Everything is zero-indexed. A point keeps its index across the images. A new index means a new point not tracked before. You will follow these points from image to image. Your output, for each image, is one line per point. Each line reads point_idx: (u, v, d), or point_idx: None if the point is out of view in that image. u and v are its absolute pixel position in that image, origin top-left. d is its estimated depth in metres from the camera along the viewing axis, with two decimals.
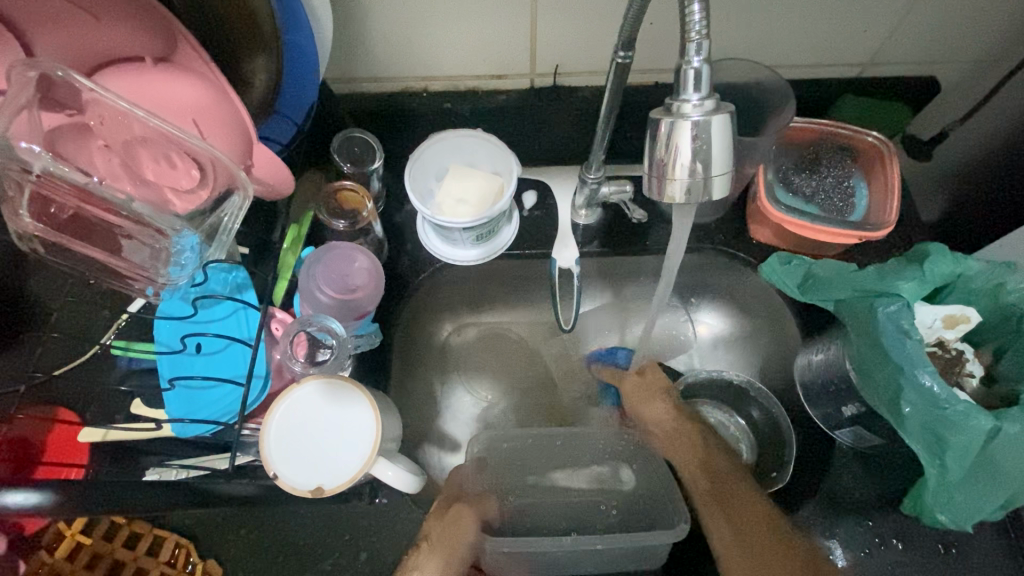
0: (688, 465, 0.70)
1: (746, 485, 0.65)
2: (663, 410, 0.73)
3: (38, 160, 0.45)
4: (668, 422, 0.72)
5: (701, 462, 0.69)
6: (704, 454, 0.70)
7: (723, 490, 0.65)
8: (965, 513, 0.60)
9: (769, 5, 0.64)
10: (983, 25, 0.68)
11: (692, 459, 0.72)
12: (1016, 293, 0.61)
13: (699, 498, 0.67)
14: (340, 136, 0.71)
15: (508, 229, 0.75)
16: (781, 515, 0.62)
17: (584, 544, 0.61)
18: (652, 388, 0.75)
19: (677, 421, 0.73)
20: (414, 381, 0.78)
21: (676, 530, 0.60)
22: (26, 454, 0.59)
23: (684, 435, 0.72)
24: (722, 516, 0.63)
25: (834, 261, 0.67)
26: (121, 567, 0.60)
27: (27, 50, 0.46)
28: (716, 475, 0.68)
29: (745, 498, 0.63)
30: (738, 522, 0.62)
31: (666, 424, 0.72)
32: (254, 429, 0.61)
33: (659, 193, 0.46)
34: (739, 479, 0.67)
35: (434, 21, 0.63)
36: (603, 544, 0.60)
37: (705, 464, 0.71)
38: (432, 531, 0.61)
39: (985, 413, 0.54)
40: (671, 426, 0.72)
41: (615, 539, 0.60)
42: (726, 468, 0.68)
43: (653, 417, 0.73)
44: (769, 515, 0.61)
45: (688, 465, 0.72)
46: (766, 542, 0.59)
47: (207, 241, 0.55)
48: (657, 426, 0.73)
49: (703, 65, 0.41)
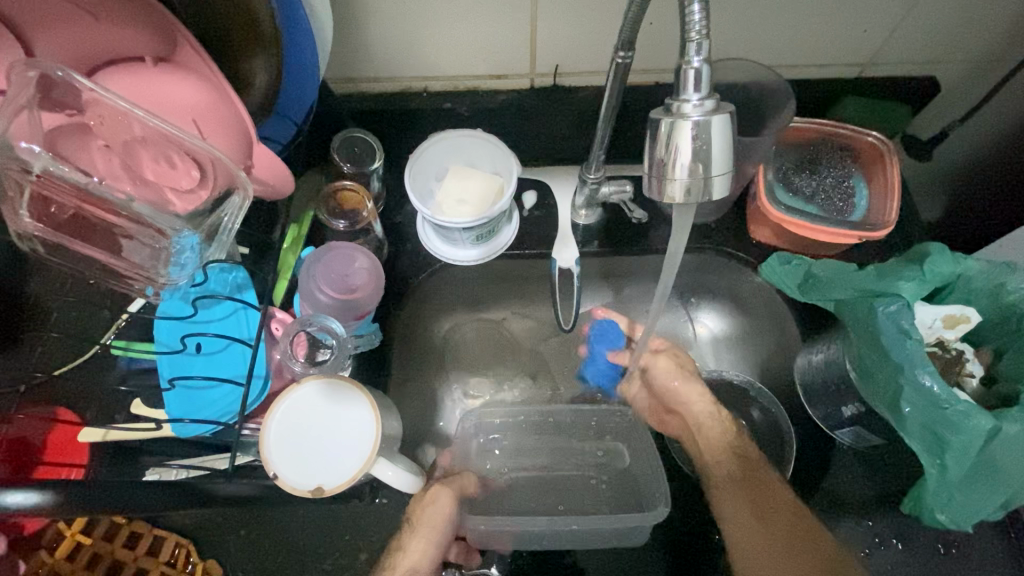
0: (713, 450, 0.72)
1: (772, 475, 0.66)
2: (698, 395, 0.76)
3: (38, 161, 0.45)
4: (707, 406, 0.76)
5: (726, 448, 0.71)
6: (733, 442, 0.71)
7: (751, 478, 0.66)
8: (965, 513, 0.60)
9: (769, 6, 0.64)
10: (984, 25, 0.68)
11: (710, 444, 0.72)
12: (1017, 292, 0.61)
13: (721, 476, 0.68)
14: (340, 136, 0.71)
15: (508, 228, 0.75)
16: (797, 506, 0.62)
17: (561, 525, 0.62)
18: (685, 369, 0.79)
19: (711, 407, 0.75)
20: (414, 381, 0.78)
21: (655, 513, 0.61)
22: (25, 454, 0.60)
23: (719, 421, 0.74)
24: (746, 503, 0.65)
25: (834, 261, 0.68)
26: (121, 567, 0.61)
27: (27, 51, 0.46)
28: (747, 458, 0.69)
29: (769, 485, 0.65)
30: (760, 510, 0.63)
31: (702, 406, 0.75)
32: (254, 429, 0.62)
33: (659, 193, 0.46)
34: (767, 470, 0.67)
35: (434, 20, 0.63)
36: (581, 524, 0.62)
37: (719, 451, 0.71)
38: (416, 511, 0.63)
39: (985, 414, 0.54)
40: (707, 412, 0.75)
41: (594, 520, 0.62)
42: (752, 451, 0.70)
43: (694, 399, 0.76)
44: (792, 499, 0.63)
45: (709, 449, 0.72)
46: (784, 527, 0.61)
47: (207, 242, 0.55)
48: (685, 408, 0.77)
49: (702, 65, 0.41)
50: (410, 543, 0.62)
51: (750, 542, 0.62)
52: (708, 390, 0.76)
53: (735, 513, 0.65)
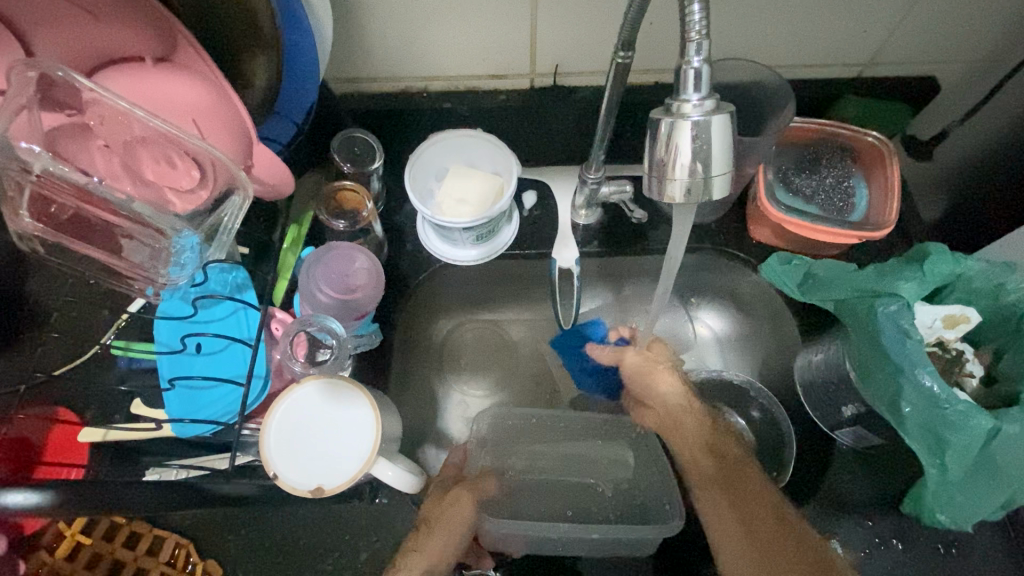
0: (692, 445, 0.69)
1: (755, 479, 0.63)
2: (672, 383, 0.72)
3: (38, 160, 0.45)
4: (677, 392, 0.72)
5: (706, 444, 0.68)
6: (710, 438, 0.68)
7: (733, 483, 0.64)
8: (965, 513, 0.60)
9: (769, 6, 0.64)
10: (984, 26, 0.68)
11: (687, 440, 0.69)
12: (1016, 293, 0.61)
13: (705, 483, 0.65)
14: (340, 136, 0.71)
15: (507, 229, 0.74)
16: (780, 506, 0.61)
17: (583, 531, 0.62)
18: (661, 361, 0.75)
19: (683, 398, 0.72)
20: (414, 381, 0.78)
21: (670, 526, 0.61)
22: (25, 454, 0.59)
23: (692, 415, 0.70)
24: (733, 512, 0.62)
25: (833, 261, 0.68)
26: (121, 567, 0.60)
27: (27, 50, 0.45)
28: (726, 459, 0.66)
29: (752, 488, 0.62)
30: (744, 521, 0.60)
31: (671, 398, 0.72)
32: (254, 429, 0.61)
33: (659, 193, 0.46)
34: (748, 466, 0.65)
35: (434, 20, 0.63)
36: (601, 532, 0.62)
37: (697, 449, 0.68)
38: (432, 512, 0.63)
39: (985, 414, 0.54)
40: (678, 405, 0.71)
41: (616, 529, 0.62)
42: (732, 453, 0.67)
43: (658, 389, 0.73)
44: (776, 509, 0.60)
45: (685, 446, 0.69)
46: (768, 527, 0.59)
47: (207, 242, 0.55)
48: (658, 402, 0.73)
49: (703, 65, 0.41)
50: (427, 545, 0.60)
51: (730, 538, 0.60)
52: (678, 378, 0.73)
53: (722, 523, 0.62)
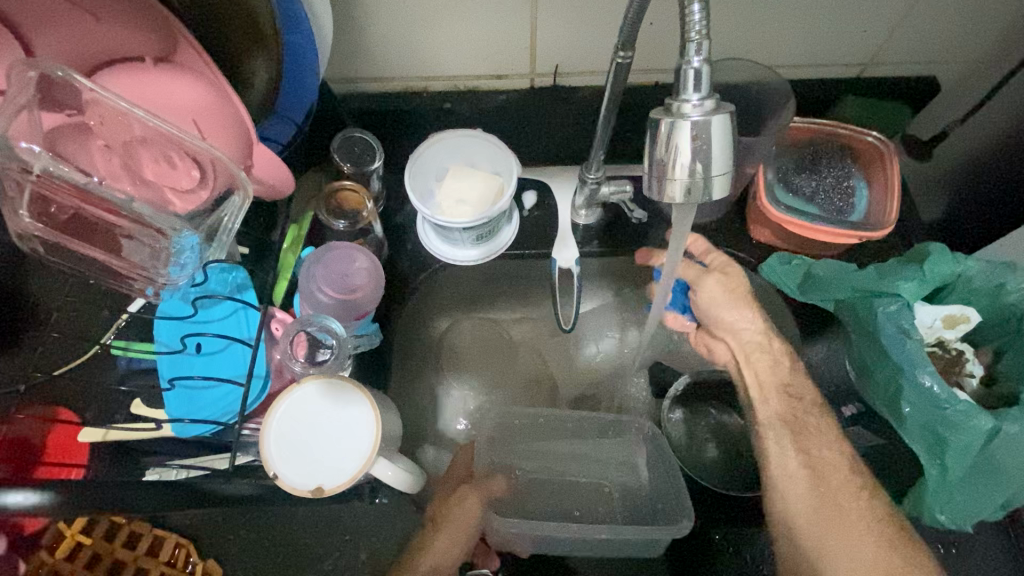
0: (765, 381, 0.67)
1: (823, 436, 0.63)
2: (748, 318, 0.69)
3: (38, 160, 0.45)
4: (754, 330, 0.69)
5: (779, 381, 0.67)
6: (785, 377, 0.67)
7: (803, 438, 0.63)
8: (966, 513, 0.59)
9: (769, 6, 0.64)
10: (984, 25, 0.68)
11: (761, 375, 0.68)
12: (1017, 293, 0.60)
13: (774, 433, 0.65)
14: (340, 136, 0.71)
15: (508, 229, 0.74)
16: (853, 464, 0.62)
17: (590, 533, 0.61)
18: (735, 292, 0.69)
19: (760, 335, 0.69)
20: (414, 381, 0.78)
21: (676, 528, 0.60)
22: (24, 454, 0.59)
23: (769, 353, 0.68)
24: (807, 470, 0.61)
25: (834, 261, 0.67)
26: (121, 567, 0.60)
27: (27, 50, 0.46)
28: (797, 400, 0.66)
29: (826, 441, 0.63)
30: (817, 482, 0.60)
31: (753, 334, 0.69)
32: (254, 430, 0.62)
33: (659, 193, 0.46)
34: (816, 413, 0.65)
35: (433, 19, 0.63)
36: (610, 533, 0.61)
37: (766, 384, 0.67)
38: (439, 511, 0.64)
39: (985, 414, 0.54)
40: (754, 343, 0.69)
41: (620, 529, 0.62)
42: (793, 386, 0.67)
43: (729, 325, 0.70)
44: (849, 468, 0.61)
45: (758, 380, 0.68)
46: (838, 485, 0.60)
47: (207, 242, 0.54)
48: (729, 334, 0.70)
49: (703, 65, 0.41)
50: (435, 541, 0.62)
51: (793, 485, 0.61)
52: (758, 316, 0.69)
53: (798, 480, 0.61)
